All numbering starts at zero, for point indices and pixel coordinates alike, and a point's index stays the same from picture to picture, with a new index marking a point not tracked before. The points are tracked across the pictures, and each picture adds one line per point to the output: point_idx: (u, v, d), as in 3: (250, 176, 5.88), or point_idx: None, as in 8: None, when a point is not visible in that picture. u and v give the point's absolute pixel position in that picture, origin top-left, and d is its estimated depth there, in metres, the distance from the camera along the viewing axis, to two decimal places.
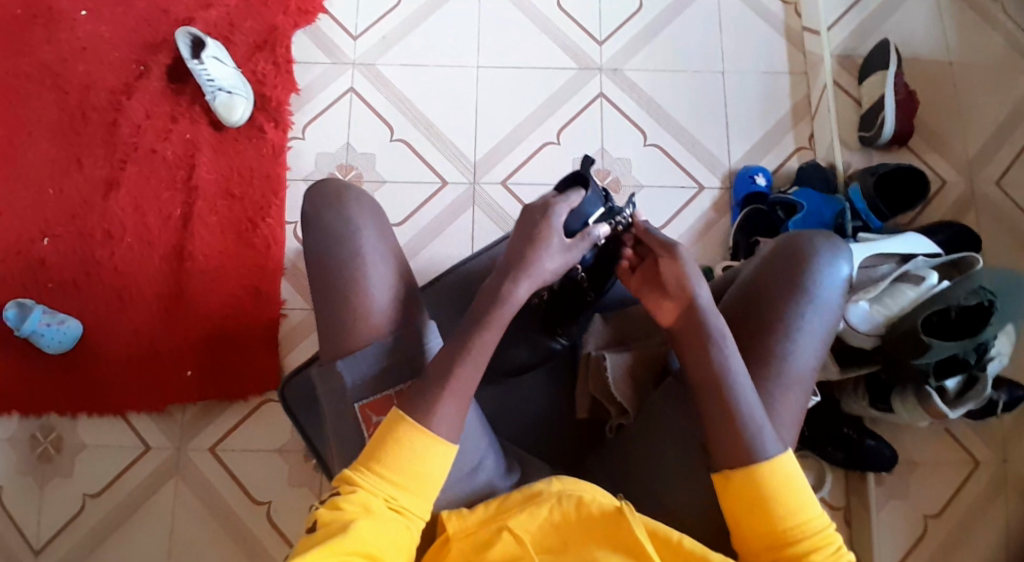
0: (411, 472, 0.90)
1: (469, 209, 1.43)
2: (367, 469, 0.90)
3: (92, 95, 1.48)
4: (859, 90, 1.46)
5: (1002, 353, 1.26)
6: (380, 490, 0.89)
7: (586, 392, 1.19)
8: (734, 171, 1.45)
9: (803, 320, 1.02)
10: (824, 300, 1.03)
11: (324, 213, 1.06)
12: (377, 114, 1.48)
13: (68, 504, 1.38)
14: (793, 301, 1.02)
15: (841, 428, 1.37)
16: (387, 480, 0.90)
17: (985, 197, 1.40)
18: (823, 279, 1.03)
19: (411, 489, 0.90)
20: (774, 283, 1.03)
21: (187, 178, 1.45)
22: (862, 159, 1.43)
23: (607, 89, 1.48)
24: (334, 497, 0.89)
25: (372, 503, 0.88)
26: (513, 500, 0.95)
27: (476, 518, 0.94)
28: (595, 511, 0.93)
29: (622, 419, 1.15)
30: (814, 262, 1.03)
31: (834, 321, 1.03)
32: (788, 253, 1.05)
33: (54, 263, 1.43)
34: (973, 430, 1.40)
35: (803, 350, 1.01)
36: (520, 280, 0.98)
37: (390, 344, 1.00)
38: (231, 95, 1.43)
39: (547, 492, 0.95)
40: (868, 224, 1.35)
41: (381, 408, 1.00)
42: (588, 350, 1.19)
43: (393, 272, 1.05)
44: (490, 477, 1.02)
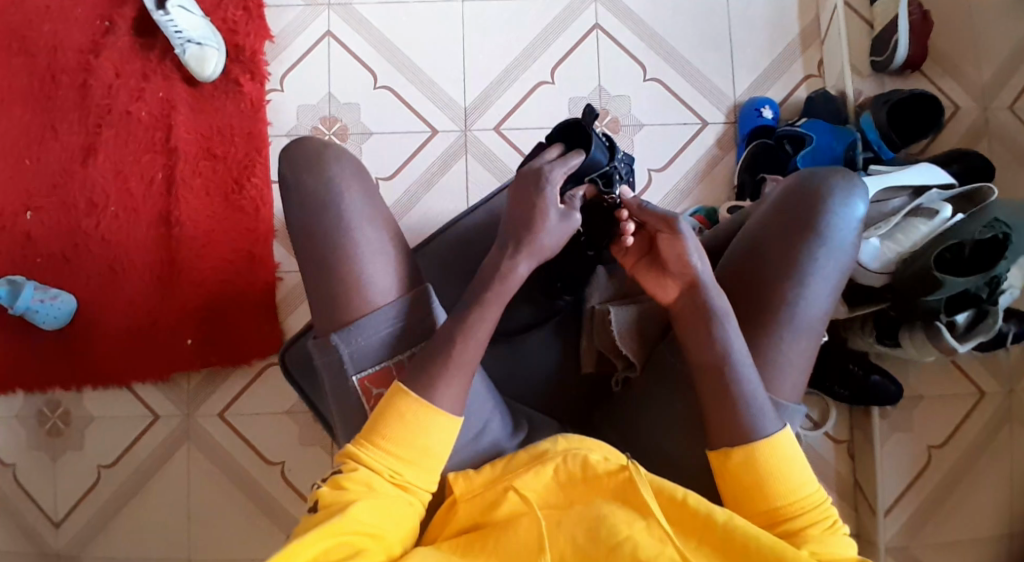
0: (414, 444, 0.89)
1: (462, 159, 1.37)
2: (370, 443, 0.89)
3: (59, 57, 1.39)
4: (872, 11, 1.36)
5: (1013, 285, 1.26)
6: (383, 465, 0.88)
7: (592, 347, 1.14)
8: (739, 105, 1.38)
9: (815, 266, 0.98)
10: (837, 243, 0.99)
11: (310, 185, 0.98)
12: (359, 60, 1.39)
13: (83, 475, 1.40)
14: (806, 244, 0.98)
15: (847, 365, 1.37)
16: (390, 455, 0.89)
17: (997, 123, 1.33)
18: (836, 221, 0.99)
19: (414, 461, 0.89)
20: (785, 228, 1.00)
21: (165, 140, 1.38)
22: (875, 87, 1.35)
23: (603, 20, 1.39)
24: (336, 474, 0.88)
25: (375, 481, 0.87)
26: (519, 460, 0.93)
27: (482, 480, 0.92)
28: (601, 469, 0.91)
29: (628, 372, 1.11)
30: (829, 202, 0.99)
31: (848, 264, 1.00)
32: (800, 195, 1.01)
33: (39, 238, 1.38)
34: (979, 361, 1.39)
35: (815, 295, 0.98)
36: (520, 256, 0.97)
37: (389, 313, 0.96)
38: (202, 46, 1.33)
39: (553, 451, 0.93)
40: (879, 154, 1.29)
41: (381, 380, 0.96)
42: (591, 305, 1.15)
43: (391, 253, 0.99)
44: (496, 438, 1.01)
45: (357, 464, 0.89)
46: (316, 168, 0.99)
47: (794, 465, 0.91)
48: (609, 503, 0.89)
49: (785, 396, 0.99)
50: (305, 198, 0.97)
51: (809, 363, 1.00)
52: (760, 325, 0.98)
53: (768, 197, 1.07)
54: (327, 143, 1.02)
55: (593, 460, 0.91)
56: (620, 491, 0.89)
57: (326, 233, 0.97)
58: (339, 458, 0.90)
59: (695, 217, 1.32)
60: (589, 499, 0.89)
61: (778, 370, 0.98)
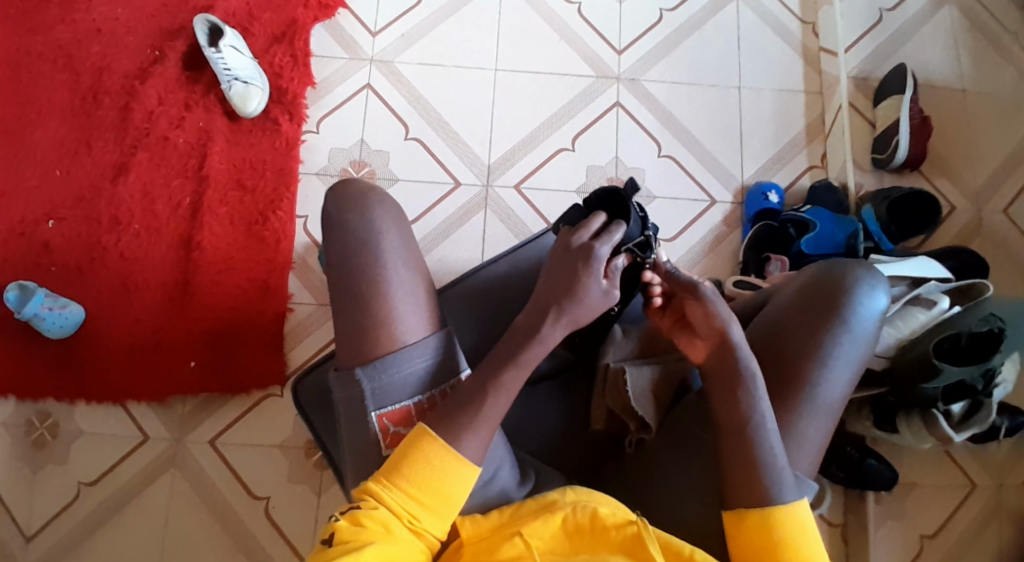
0: (436, 490, 0.92)
1: (481, 212, 1.43)
2: (391, 483, 0.91)
3: (106, 78, 1.47)
4: (874, 112, 1.47)
5: (1007, 379, 1.28)
6: (402, 508, 0.91)
7: (603, 405, 1.15)
8: (746, 187, 1.46)
9: (838, 349, 1.01)
10: (861, 330, 1.02)
11: (347, 216, 1.02)
12: (392, 112, 1.47)
13: (63, 490, 1.36)
14: (830, 329, 1.01)
15: (845, 448, 1.37)
16: (409, 498, 0.91)
17: (991, 225, 1.42)
18: (860, 308, 1.03)
19: (430, 505, 0.92)
20: (811, 310, 1.03)
21: (199, 167, 1.44)
22: (874, 181, 1.45)
23: (623, 99, 1.48)
24: (354, 510, 0.90)
25: (393, 523, 0.90)
26: (528, 508, 0.95)
27: (489, 524, 0.94)
28: (609, 521, 0.93)
29: (642, 433, 1.11)
30: (855, 293, 1.03)
31: (868, 351, 1.03)
32: (825, 281, 1.04)
33: (60, 247, 1.41)
34: (972, 454, 1.41)
35: (836, 378, 1.00)
36: (561, 322, 0.98)
37: (415, 354, 0.99)
38: (248, 85, 1.42)
39: (563, 502, 0.95)
40: (879, 245, 1.36)
41: (400, 419, 0.98)
42: (606, 362, 1.15)
43: (416, 278, 1.03)
44: (505, 485, 1.02)
45: (376, 502, 0.91)
46: (358, 206, 1.03)
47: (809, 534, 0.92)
48: (614, 554, 0.91)
49: (799, 468, 0.99)
50: (343, 221, 1.02)
51: (825, 442, 1.01)
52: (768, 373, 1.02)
53: (793, 280, 1.09)
54: (367, 184, 1.07)
55: (602, 512, 0.94)
56: (626, 544, 0.92)
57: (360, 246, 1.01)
58: (357, 492, 0.92)
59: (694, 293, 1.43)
60: (596, 550, 0.91)
61: (796, 443, 0.99)
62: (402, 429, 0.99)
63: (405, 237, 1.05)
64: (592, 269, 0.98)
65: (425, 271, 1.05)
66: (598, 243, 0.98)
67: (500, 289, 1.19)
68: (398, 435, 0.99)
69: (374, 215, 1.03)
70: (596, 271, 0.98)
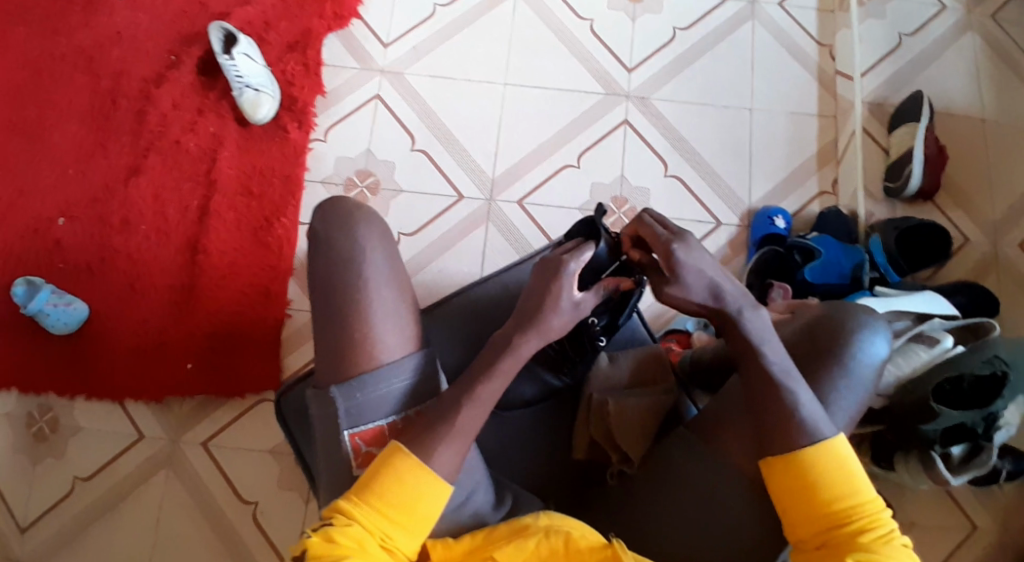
0: (408, 510, 0.89)
1: (483, 226, 1.42)
2: (363, 501, 0.89)
3: (123, 81, 1.50)
4: (888, 139, 1.43)
5: (1011, 422, 1.23)
6: (375, 526, 0.88)
7: (586, 434, 1.16)
8: (754, 211, 1.43)
9: (835, 394, 0.98)
10: (859, 375, 0.99)
11: (332, 232, 1.03)
12: (398, 122, 1.47)
13: (59, 484, 1.39)
14: (827, 373, 0.99)
15: None
16: (384, 514, 0.89)
17: (1007, 258, 1.38)
18: (860, 352, 0.99)
19: (404, 524, 0.89)
20: (811, 356, 1.00)
21: (208, 171, 1.46)
22: (886, 211, 1.41)
23: (632, 117, 1.46)
24: (327, 527, 0.88)
25: (367, 541, 0.87)
26: (501, 532, 0.94)
27: (462, 548, 0.94)
28: (584, 544, 0.93)
29: (624, 466, 1.11)
30: (856, 335, 0.99)
31: (868, 397, 1.00)
32: (827, 322, 1.01)
33: (69, 245, 1.44)
34: (976, 496, 1.37)
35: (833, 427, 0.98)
36: (530, 334, 0.96)
37: (393, 373, 0.98)
38: (259, 92, 1.43)
39: (535, 526, 0.95)
40: (885, 276, 1.33)
41: (373, 439, 0.98)
42: (589, 391, 1.18)
43: (398, 295, 1.02)
44: (478, 508, 1.02)
45: (349, 518, 0.88)
46: (341, 224, 1.03)
47: (855, 469, 0.87)
48: None
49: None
50: (328, 237, 1.03)
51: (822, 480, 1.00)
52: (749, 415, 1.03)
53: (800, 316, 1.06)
54: (356, 202, 1.07)
55: (576, 535, 0.93)
56: None
57: (342, 260, 1.01)
58: (330, 510, 0.89)
59: None
60: None
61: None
62: (374, 450, 0.98)
63: (392, 251, 1.04)
64: (562, 281, 0.96)
65: (411, 290, 1.05)
66: (568, 256, 0.97)
67: (488, 309, 1.19)
68: (370, 455, 0.98)
69: (358, 229, 1.03)
70: (567, 284, 0.97)
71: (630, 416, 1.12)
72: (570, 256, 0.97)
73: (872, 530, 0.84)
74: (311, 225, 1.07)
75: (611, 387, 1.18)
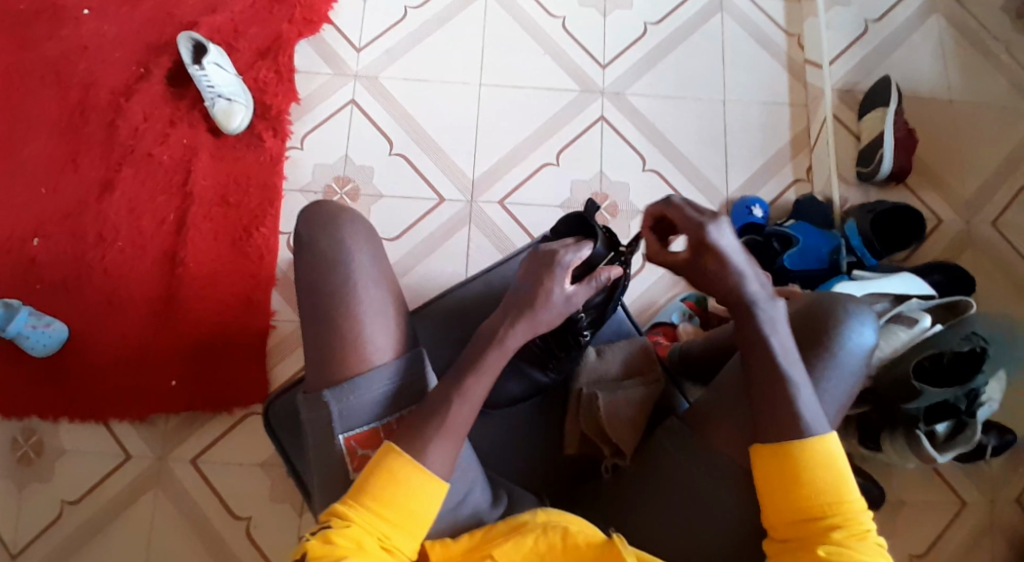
0: (405, 508, 0.87)
1: (465, 227, 1.43)
2: (360, 502, 0.87)
3: (90, 94, 1.47)
4: (859, 125, 1.46)
5: (993, 397, 1.26)
6: (373, 526, 0.86)
7: (576, 428, 1.19)
8: (731, 201, 1.45)
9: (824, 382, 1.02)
10: (845, 362, 1.02)
11: (318, 237, 1.01)
12: (375, 126, 1.46)
13: (47, 508, 1.37)
14: (814, 362, 1.02)
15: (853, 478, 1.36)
16: (380, 515, 0.87)
17: (980, 236, 1.42)
18: (846, 341, 1.02)
19: (402, 524, 0.87)
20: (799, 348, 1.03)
21: (183, 183, 1.44)
22: (860, 196, 1.44)
23: (608, 113, 1.47)
24: (324, 530, 0.86)
25: (366, 541, 0.85)
26: (498, 530, 0.95)
27: (459, 548, 0.94)
28: (583, 541, 0.94)
29: (616, 458, 1.14)
30: (841, 324, 1.02)
31: (856, 383, 1.03)
32: (812, 312, 1.04)
33: (44, 264, 1.42)
34: (961, 470, 1.41)
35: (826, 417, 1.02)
36: (519, 326, 0.96)
37: (382, 375, 0.98)
38: (231, 102, 1.42)
39: (533, 522, 0.95)
40: (862, 260, 1.35)
41: (368, 441, 0.97)
42: (579, 386, 1.20)
43: (387, 298, 1.02)
44: (477, 506, 1.02)
45: (346, 520, 0.86)
46: (325, 226, 1.02)
47: (840, 468, 0.88)
48: None
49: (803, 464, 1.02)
50: (313, 243, 1.01)
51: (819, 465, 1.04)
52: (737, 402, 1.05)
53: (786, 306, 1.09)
54: (340, 205, 1.06)
55: (574, 530, 0.95)
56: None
57: (330, 267, 1.00)
58: (326, 513, 0.87)
59: (684, 302, 1.44)
60: None
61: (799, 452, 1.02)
62: (370, 451, 0.97)
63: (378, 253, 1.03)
64: (554, 276, 0.96)
65: (399, 295, 1.04)
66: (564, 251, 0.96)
67: (475, 309, 1.20)
68: (366, 456, 0.97)
69: (342, 229, 1.02)
70: (560, 276, 0.96)
71: (621, 412, 1.14)
72: (565, 249, 0.97)
73: (847, 528, 0.86)
74: (296, 231, 1.05)
75: (600, 381, 1.20)
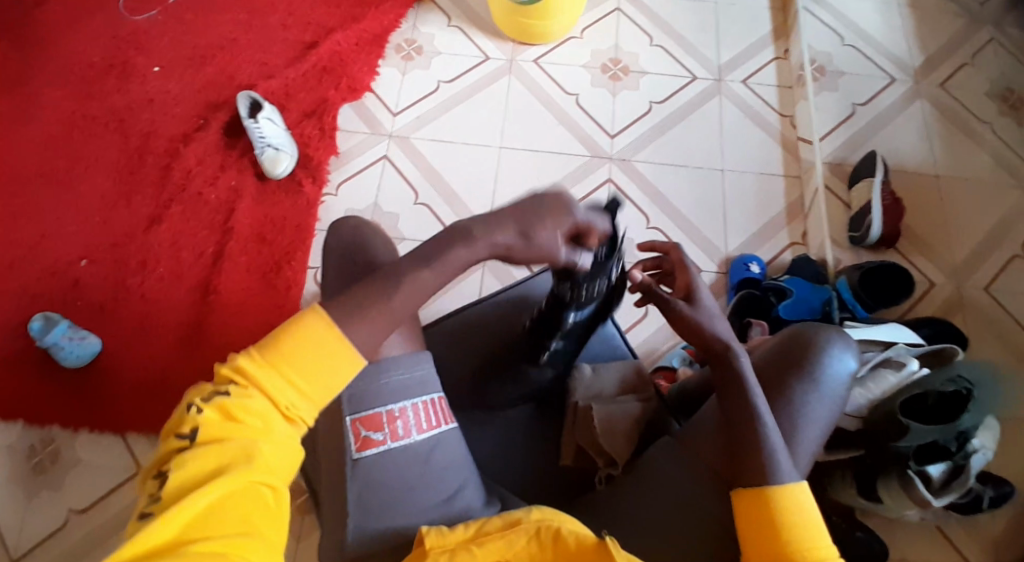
0: (318, 382, 0.80)
1: (479, 270, 1.54)
2: (265, 369, 0.78)
3: (152, 141, 1.65)
4: (849, 194, 1.57)
5: (986, 446, 1.22)
6: (280, 397, 0.79)
7: (572, 441, 1.18)
8: (730, 259, 1.54)
9: (807, 407, 0.99)
10: (828, 390, 1.00)
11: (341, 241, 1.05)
12: (404, 179, 1.61)
13: (54, 516, 1.39)
14: (798, 385, 0.99)
15: (855, 533, 1.33)
16: (285, 380, 0.79)
17: (972, 299, 1.48)
18: (829, 369, 1.00)
19: (309, 392, 0.79)
20: (783, 373, 1.00)
21: (225, 221, 1.59)
22: (852, 257, 1.52)
23: (615, 176, 1.61)
24: (218, 395, 0.77)
25: (270, 416, 0.78)
26: (494, 525, 0.91)
27: (456, 538, 0.90)
28: (573, 543, 0.89)
29: (610, 469, 1.14)
30: (823, 353, 1.00)
31: (838, 411, 1.01)
32: (795, 341, 1.02)
33: (87, 284, 1.54)
34: (964, 529, 1.38)
35: (808, 438, 0.99)
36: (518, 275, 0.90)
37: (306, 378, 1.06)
38: (278, 151, 1.59)
39: (527, 521, 0.91)
40: (854, 313, 1.41)
41: (371, 424, 0.96)
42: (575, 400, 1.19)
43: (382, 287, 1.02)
44: (468, 505, 0.98)
45: (246, 383, 0.78)
46: (349, 227, 1.06)
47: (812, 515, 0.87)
48: None
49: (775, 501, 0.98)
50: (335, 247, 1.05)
51: None
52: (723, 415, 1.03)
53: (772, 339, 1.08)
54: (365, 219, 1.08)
55: (565, 531, 0.89)
56: None
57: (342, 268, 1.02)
58: (221, 375, 0.79)
59: (685, 350, 1.49)
60: None
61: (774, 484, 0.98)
62: (373, 434, 0.96)
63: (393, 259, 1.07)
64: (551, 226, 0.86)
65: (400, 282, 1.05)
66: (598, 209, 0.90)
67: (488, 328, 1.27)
68: (369, 439, 0.96)
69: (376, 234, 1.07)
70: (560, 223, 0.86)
71: (619, 426, 1.14)
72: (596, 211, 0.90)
73: None
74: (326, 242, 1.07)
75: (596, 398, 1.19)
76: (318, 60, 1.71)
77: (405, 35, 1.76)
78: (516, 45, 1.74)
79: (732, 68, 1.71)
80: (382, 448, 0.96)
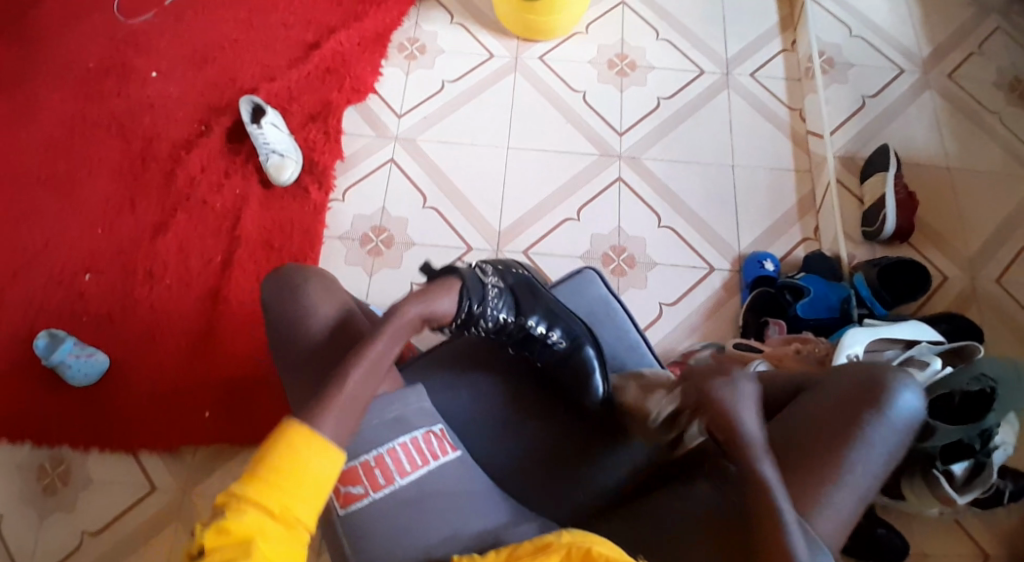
0: (307, 483, 0.85)
1: None
2: (254, 483, 0.84)
3: (154, 146, 1.62)
4: (862, 189, 1.56)
5: (1006, 442, 1.23)
6: (272, 502, 0.83)
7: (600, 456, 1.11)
8: (743, 256, 1.53)
9: (867, 443, 0.95)
10: (891, 429, 0.96)
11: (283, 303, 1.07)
12: (411, 182, 1.59)
13: (68, 538, 1.38)
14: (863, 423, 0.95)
15: (875, 529, 1.33)
16: (272, 488, 0.84)
17: (986, 291, 1.48)
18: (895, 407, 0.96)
19: (302, 494, 0.85)
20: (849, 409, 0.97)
21: (232, 228, 1.56)
22: (867, 253, 1.52)
23: (625, 174, 1.59)
24: (217, 517, 0.82)
25: (265, 521, 0.82)
26: (524, 550, 0.90)
27: None
28: None
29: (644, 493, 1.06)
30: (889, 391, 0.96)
31: (902, 448, 0.97)
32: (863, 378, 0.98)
33: (94, 297, 1.51)
34: (982, 522, 1.39)
35: (865, 471, 0.95)
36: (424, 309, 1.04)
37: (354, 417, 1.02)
38: (283, 157, 1.56)
39: (558, 543, 0.89)
40: (873, 311, 1.39)
41: (349, 478, 0.98)
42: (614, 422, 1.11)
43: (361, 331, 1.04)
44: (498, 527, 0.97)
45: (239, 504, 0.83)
46: (298, 301, 1.06)
47: None
48: None
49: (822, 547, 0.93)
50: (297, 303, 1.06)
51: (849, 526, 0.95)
52: (804, 432, 0.98)
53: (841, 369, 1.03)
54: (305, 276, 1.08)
55: (597, 551, 0.87)
56: None
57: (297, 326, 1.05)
58: (217, 501, 0.84)
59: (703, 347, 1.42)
60: None
61: (817, 519, 0.93)
62: (352, 488, 0.98)
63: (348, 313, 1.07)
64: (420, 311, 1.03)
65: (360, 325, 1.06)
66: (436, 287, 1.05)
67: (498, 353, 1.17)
68: (351, 494, 0.98)
69: (324, 290, 1.08)
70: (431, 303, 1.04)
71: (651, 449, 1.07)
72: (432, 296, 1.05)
73: None
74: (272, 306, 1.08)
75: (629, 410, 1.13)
76: (320, 61, 1.67)
77: (408, 34, 1.73)
78: (522, 42, 1.72)
79: (740, 61, 1.70)
80: (365, 501, 0.97)
